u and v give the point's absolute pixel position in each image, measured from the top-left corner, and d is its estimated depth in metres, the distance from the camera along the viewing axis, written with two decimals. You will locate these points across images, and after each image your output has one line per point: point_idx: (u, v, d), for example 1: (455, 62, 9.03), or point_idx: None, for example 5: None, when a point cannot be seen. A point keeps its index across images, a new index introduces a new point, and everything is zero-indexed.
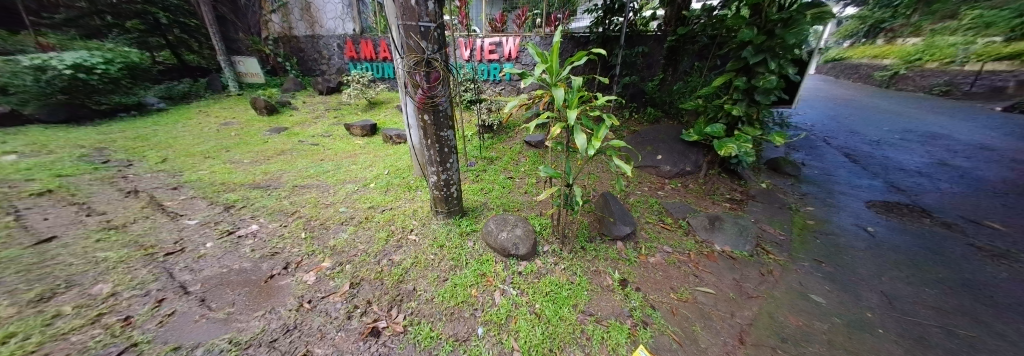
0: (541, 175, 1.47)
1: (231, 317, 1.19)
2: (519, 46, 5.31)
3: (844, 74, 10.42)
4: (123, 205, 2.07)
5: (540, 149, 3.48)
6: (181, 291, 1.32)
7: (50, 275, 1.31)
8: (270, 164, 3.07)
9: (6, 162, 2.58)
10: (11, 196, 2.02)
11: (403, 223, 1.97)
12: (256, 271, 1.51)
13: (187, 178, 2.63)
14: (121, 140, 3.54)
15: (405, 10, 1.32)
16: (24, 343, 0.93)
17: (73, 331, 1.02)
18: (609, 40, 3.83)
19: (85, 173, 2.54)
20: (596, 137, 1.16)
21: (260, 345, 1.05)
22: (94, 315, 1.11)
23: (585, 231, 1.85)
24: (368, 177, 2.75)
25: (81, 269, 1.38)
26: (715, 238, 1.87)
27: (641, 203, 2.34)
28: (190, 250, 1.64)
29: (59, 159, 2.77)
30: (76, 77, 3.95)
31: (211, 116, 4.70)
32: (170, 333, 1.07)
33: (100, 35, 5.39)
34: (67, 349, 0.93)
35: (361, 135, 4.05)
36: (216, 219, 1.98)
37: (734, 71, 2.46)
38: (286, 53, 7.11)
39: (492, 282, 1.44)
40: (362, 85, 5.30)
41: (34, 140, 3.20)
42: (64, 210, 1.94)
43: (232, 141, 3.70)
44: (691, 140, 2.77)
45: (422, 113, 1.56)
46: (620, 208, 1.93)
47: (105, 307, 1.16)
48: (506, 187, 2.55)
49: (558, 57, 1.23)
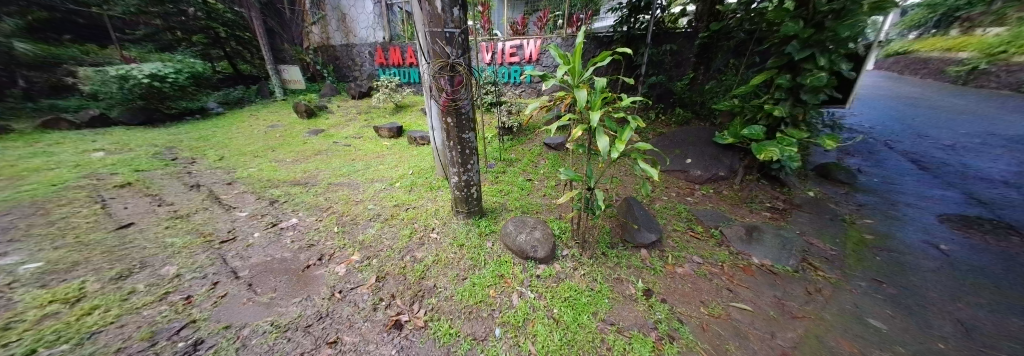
0: (561, 177, 1.44)
1: (273, 302, 1.29)
2: (540, 48, 5.32)
3: (910, 70, 9.16)
4: (187, 197, 2.34)
5: (561, 151, 3.42)
6: (232, 275, 1.46)
7: (128, 256, 1.52)
8: (309, 163, 3.31)
9: (96, 158, 3.01)
10: (101, 188, 2.36)
11: (426, 222, 2.02)
12: (295, 260, 1.63)
13: (239, 174, 2.91)
14: (186, 140, 4.01)
15: (432, 17, 1.36)
16: (105, 315, 1.10)
17: (147, 305, 1.19)
18: (635, 39, 3.69)
19: (157, 169, 2.90)
20: (620, 139, 1.11)
21: (297, 329, 1.13)
22: (162, 293, 1.27)
23: (606, 237, 1.78)
24: (394, 177, 2.87)
25: (153, 252, 1.58)
26: (752, 250, 1.73)
27: (669, 209, 2.22)
28: (241, 239, 1.81)
29: (137, 156, 3.19)
30: (152, 85, 4.54)
31: (259, 119, 5.17)
32: (222, 313, 1.19)
33: (171, 48, 6.09)
34: (139, 322, 1.09)
35: (389, 137, 4.24)
36: (262, 212, 2.17)
37: (776, 68, 2.26)
38: (324, 61, 7.67)
39: (510, 284, 1.43)
40: (390, 90, 5.58)
41: (119, 140, 3.72)
42: (141, 200, 2.23)
43: (276, 142, 4.06)
44: (726, 143, 2.59)
45: (445, 115, 1.59)
46: (645, 215, 1.85)
47: (171, 286, 1.32)
48: (525, 189, 2.55)
49: (580, 58, 1.20)
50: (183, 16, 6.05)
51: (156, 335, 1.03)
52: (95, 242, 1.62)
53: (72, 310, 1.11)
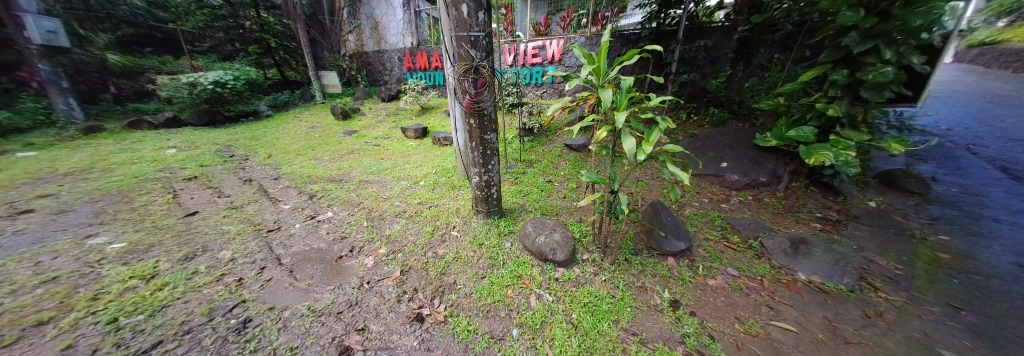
0: (582, 179, 1.40)
1: (310, 288, 1.40)
2: (563, 48, 5.26)
3: (1000, 62, 7.81)
4: (240, 190, 2.61)
5: (582, 152, 3.35)
6: (277, 261, 1.61)
7: (193, 240, 1.74)
8: (343, 161, 3.54)
9: (170, 154, 3.47)
10: (173, 180, 2.71)
11: (447, 220, 2.07)
12: (329, 251, 1.75)
13: (284, 171, 3.20)
14: (241, 139, 4.49)
15: (458, 21, 1.41)
16: (173, 291, 1.30)
17: (207, 284, 1.36)
18: (664, 36, 3.50)
19: (218, 164, 3.27)
20: (648, 141, 1.06)
21: (331, 314, 1.22)
22: (219, 274, 1.45)
23: (630, 244, 1.70)
24: (418, 176, 2.98)
25: (213, 237, 1.79)
26: (799, 265, 1.56)
27: (701, 216, 2.07)
28: (285, 229, 1.98)
29: (202, 153, 3.63)
30: (215, 91, 5.15)
31: (302, 121, 5.65)
32: (267, 295, 1.33)
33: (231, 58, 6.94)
34: (200, 299, 1.27)
35: (414, 137, 4.43)
36: (302, 205, 2.37)
37: (831, 62, 2.03)
38: (358, 67, 8.19)
39: (528, 285, 1.42)
40: (416, 92, 5.82)
41: (188, 139, 4.26)
42: (204, 191, 2.54)
43: (315, 142, 4.40)
44: (768, 146, 2.37)
45: (468, 117, 1.62)
46: (674, 222, 1.75)
47: (226, 268, 1.50)
48: (545, 190, 2.52)
49: (605, 56, 1.15)
50: (241, 29, 6.81)
51: (213, 311, 1.20)
52: (168, 228, 1.87)
53: (147, 286, 1.32)
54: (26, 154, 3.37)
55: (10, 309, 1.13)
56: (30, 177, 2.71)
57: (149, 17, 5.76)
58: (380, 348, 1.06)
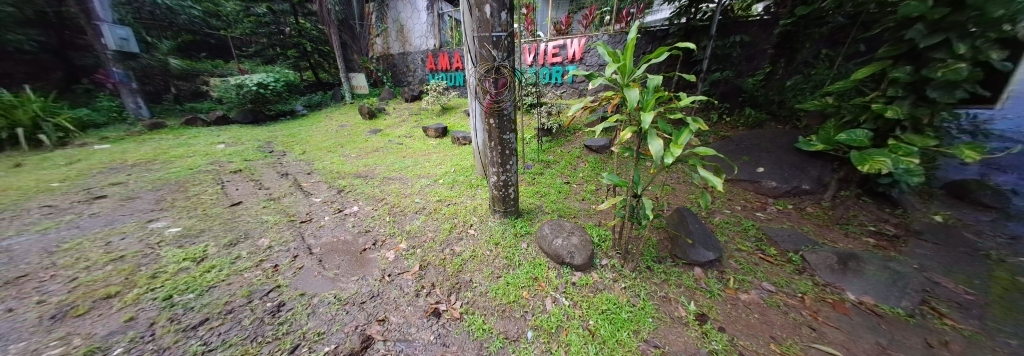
0: (603, 182, 1.35)
1: (336, 277, 1.47)
2: (584, 47, 5.16)
3: None
4: (278, 183, 2.82)
5: (603, 154, 3.25)
6: (308, 250, 1.72)
7: (237, 227, 1.91)
8: (368, 158, 3.71)
9: (219, 149, 3.82)
10: (221, 173, 2.99)
11: (465, 218, 2.09)
12: (355, 243, 1.84)
13: (316, 166, 3.41)
14: (279, 136, 4.84)
15: (481, 22, 1.42)
16: (220, 273, 1.43)
17: (247, 269, 1.49)
18: (695, 31, 3.30)
19: (259, 159, 3.56)
20: (677, 143, 1.00)
21: (355, 304, 1.28)
22: (258, 260, 1.58)
23: (653, 251, 1.63)
24: (438, 174, 3.05)
25: (254, 226, 1.95)
26: (847, 283, 1.39)
27: (733, 225, 1.94)
28: (315, 220, 2.11)
29: (246, 148, 3.97)
30: (259, 92, 5.62)
31: (333, 119, 5.99)
32: (299, 282, 1.42)
33: (273, 61, 7.51)
34: (242, 281, 1.39)
35: (435, 136, 4.54)
36: (332, 199, 2.51)
37: (891, 58, 1.81)
38: (384, 68, 8.55)
39: (544, 288, 1.40)
40: (438, 92, 5.96)
41: (234, 135, 4.67)
42: (247, 183, 2.77)
43: (344, 139, 4.65)
44: (813, 150, 2.19)
45: (488, 116, 1.63)
46: (702, 229, 1.65)
47: (264, 255, 1.63)
48: (562, 192, 2.47)
49: (632, 54, 1.11)
50: (282, 35, 7.27)
51: (251, 294, 1.31)
52: (215, 215, 2.06)
53: (198, 267, 1.47)
54: (103, 147, 3.86)
55: (86, 283, 1.32)
56: (107, 167, 3.10)
57: (204, 25, 6.50)
58: (398, 340, 1.10)
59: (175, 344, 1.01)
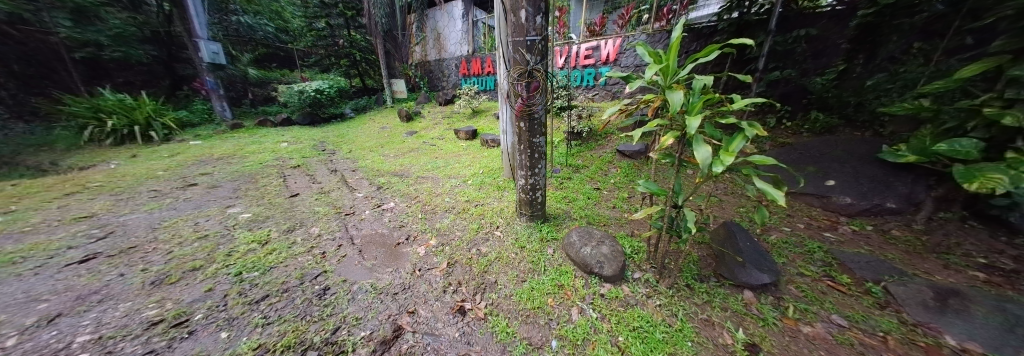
0: (639, 190, 1.26)
1: (373, 268, 1.57)
2: (619, 48, 4.97)
3: None
4: (328, 178, 3.12)
5: (637, 160, 3.08)
6: (350, 241, 1.86)
7: (293, 216, 2.15)
8: (404, 158, 3.93)
9: (282, 147, 4.35)
10: (283, 167, 3.40)
11: (491, 219, 2.11)
12: (391, 236, 1.95)
13: (360, 164, 3.71)
14: (329, 136, 5.37)
15: (516, 27, 1.45)
16: (279, 255, 1.62)
17: (300, 254, 1.65)
18: (748, 27, 2.98)
19: (313, 156, 3.98)
20: (728, 151, 0.90)
21: (388, 294, 1.36)
22: (308, 246, 1.74)
23: (694, 268, 1.50)
24: (467, 175, 3.13)
25: (307, 215, 2.18)
26: (946, 324, 1.09)
27: (793, 246, 1.70)
28: (357, 214, 2.28)
29: (303, 146, 4.46)
30: (316, 96, 6.36)
31: (375, 122, 6.49)
32: (342, 269, 1.55)
33: (328, 69, 8.37)
34: (296, 264, 1.55)
35: (465, 139, 4.69)
36: (372, 195, 2.70)
37: (1012, 51, 1.45)
38: (422, 74, 9.07)
39: (570, 297, 1.34)
40: (470, 96, 6.16)
41: (294, 135, 5.29)
42: (303, 177, 3.11)
43: (384, 140, 5.00)
44: (903, 162, 1.84)
45: (519, 120, 1.63)
46: (755, 248, 1.47)
47: (314, 242, 1.80)
48: (591, 198, 2.38)
49: (677, 53, 1.03)
50: (336, 46, 8.00)
51: (303, 276, 1.45)
52: (276, 205, 2.34)
53: (263, 248, 1.68)
54: (196, 143, 4.62)
55: (179, 256, 1.58)
56: (197, 160, 3.68)
57: (276, 40, 7.76)
58: (426, 333, 1.14)
59: (242, 314, 1.17)
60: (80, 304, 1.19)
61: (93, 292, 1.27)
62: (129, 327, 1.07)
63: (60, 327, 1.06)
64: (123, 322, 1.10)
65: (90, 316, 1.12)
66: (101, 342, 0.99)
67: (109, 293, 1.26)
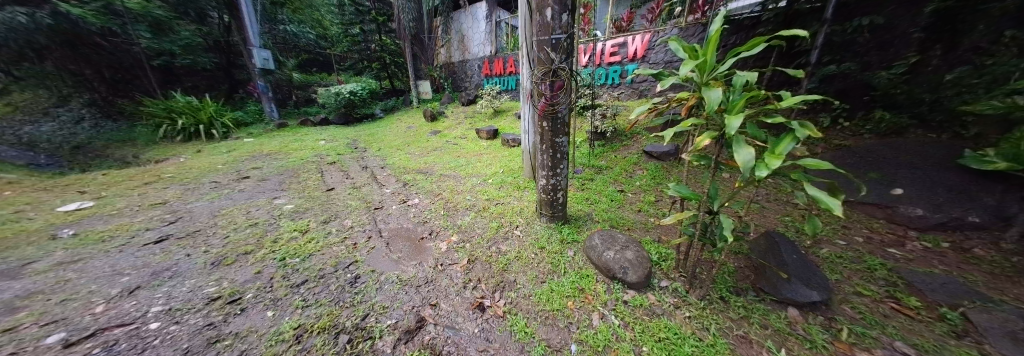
0: (669, 193, 1.18)
1: (399, 260, 1.64)
2: (647, 43, 4.75)
3: None
4: (359, 174, 3.31)
5: (665, 161, 2.93)
6: (379, 233, 1.96)
7: (329, 208, 2.31)
8: (428, 157, 4.06)
9: (320, 145, 4.70)
10: (321, 163, 3.67)
11: (511, 219, 2.11)
12: (415, 231, 2.03)
13: (388, 161, 3.89)
14: (361, 135, 5.70)
15: (542, 26, 1.44)
16: (317, 244, 1.75)
17: (335, 243, 1.78)
18: (797, 17, 2.71)
19: (347, 154, 4.24)
20: (775, 154, 0.82)
21: (412, 286, 1.41)
22: (342, 237, 1.87)
23: (730, 280, 1.39)
24: (488, 174, 3.16)
25: (341, 208, 2.33)
26: None
27: (848, 261, 1.52)
28: (384, 208, 2.39)
29: (337, 144, 4.77)
30: (350, 97, 6.79)
31: (403, 121, 6.78)
32: (372, 260, 1.63)
33: (360, 71, 8.89)
34: (330, 253, 1.66)
35: (487, 138, 4.74)
36: (398, 191, 2.82)
37: None
38: (446, 76, 9.32)
39: (591, 301, 1.30)
40: (492, 96, 6.21)
41: (331, 134, 5.69)
42: (338, 173, 3.33)
43: (410, 139, 5.20)
44: (991, 169, 1.56)
45: (541, 119, 1.62)
46: (803, 263, 1.33)
47: (348, 233, 1.92)
48: (615, 201, 2.30)
49: (716, 48, 0.96)
50: (368, 50, 8.46)
51: (337, 264, 1.56)
52: (314, 197, 2.53)
53: (304, 237, 1.82)
54: (248, 140, 5.13)
55: (234, 240, 1.77)
56: (250, 155, 4.10)
57: (317, 46, 8.40)
58: (447, 326, 1.16)
59: (286, 296, 1.28)
60: (155, 279, 1.38)
61: (164, 269, 1.45)
62: (193, 301, 1.22)
63: (139, 298, 1.23)
64: (189, 296, 1.25)
65: (162, 290, 1.29)
66: (171, 313, 1.15)
67: (178, 271, 1.44)
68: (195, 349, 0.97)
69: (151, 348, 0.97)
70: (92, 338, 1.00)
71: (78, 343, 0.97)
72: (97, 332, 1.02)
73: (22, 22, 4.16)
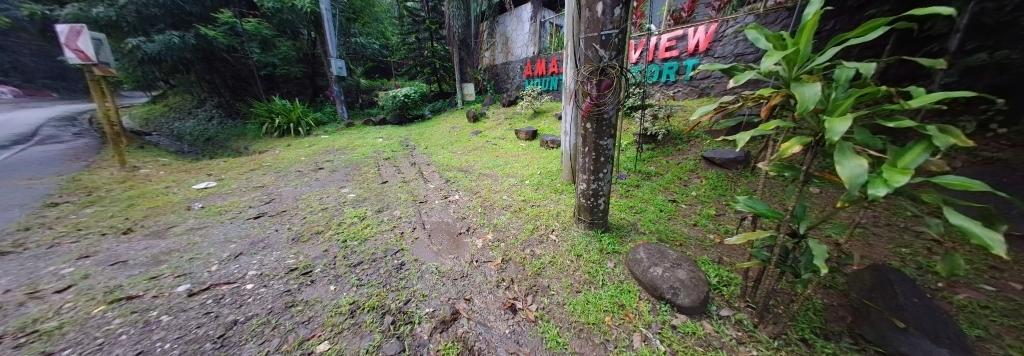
0: (739, 209, 0.99)
1: (439, 252, 1.72)
2: (711, 35, 4.24)
3: None
4: (407, 170, 3.58)
5: (729, 169, 2.56)
6: (422, 225, 2.09)
7: (380, 200, 2.53)
8: (469, 156, 4.20)
9: (378, 142, 5.24)
10: (376, 159, 4.06)
11: (547, 222, 2.06)
12: (454, 226, 2.10)
13: (433, 159, 4.13)
14: (411, 134, 6.18)
15: (591, 22, 1.37)
16: (371, 230, 1.93)
17: (386, 230, 1.95)
18: None
19: (397, 151, 4.62)
20: (899, 169, 0.63)
21: (451, 278, 1.46)
22: (392, 225, 2.03)
23: (816, 320, 1.14)
24: (525, 175, 3.13)
25: (390, 200, 2.53)
26: None
27: (999, 314, 1.10)
28: (427, 203, 2.53)
29: (390, 142, 5.25)
30: (404, 100, 7.45)
31: (447, 122, 7.16)
32: (415, 249, 1.74)
33: (413, 75, 9.66)
34: (380, 240, 1.81)
35: (525, 139, 4.73)
36: (441, 187, 2.96)
37: None
38: (490, 78, 9.60)
39: (631, 319, 1.19)
40: (533, 97, 6.18)
41: (387, 133, 6.27)
42: (390, 168, 3.65)
43: (453, 139, 5.46)
44: None
45: (585, 121, 1.54)
46: (931, 310, 1.01)
47: (395, 223, 2.08)
48: (664, 211, 2.08)
49: (812, 35, 0.78)
50: (421, 55, 9.17)
51: (387, 250, 1.69)
52: (371, 188, 2.82)
53: (361, 223, 2.03)
54: (322, 137, 5.96)
55: (309, 220, 2.05)
56: (324, 149, 4.76)
57: (378, 54, 9.37)
58: (479, 322, 1.17)
59: (345, 274, 1.43)
60: (253, 247, 1.66)
61: (259, 240, 1.75)
62: (278, 269, 1.44)
63: (241, 262, 1.50)
64: (275, 265, 1.48)
65: (257, 257, 1.56)
66: (262, 277, 1.37)
67: (268, 243, 1.72)
68: (276, 311, 1.15)
69: (246, 304, 1.18)
70: (207, 291, 1.25)
71: (198, 294, 1.22)
72: (211, 287, 1.28)
73: (176, 43, 5.27)
